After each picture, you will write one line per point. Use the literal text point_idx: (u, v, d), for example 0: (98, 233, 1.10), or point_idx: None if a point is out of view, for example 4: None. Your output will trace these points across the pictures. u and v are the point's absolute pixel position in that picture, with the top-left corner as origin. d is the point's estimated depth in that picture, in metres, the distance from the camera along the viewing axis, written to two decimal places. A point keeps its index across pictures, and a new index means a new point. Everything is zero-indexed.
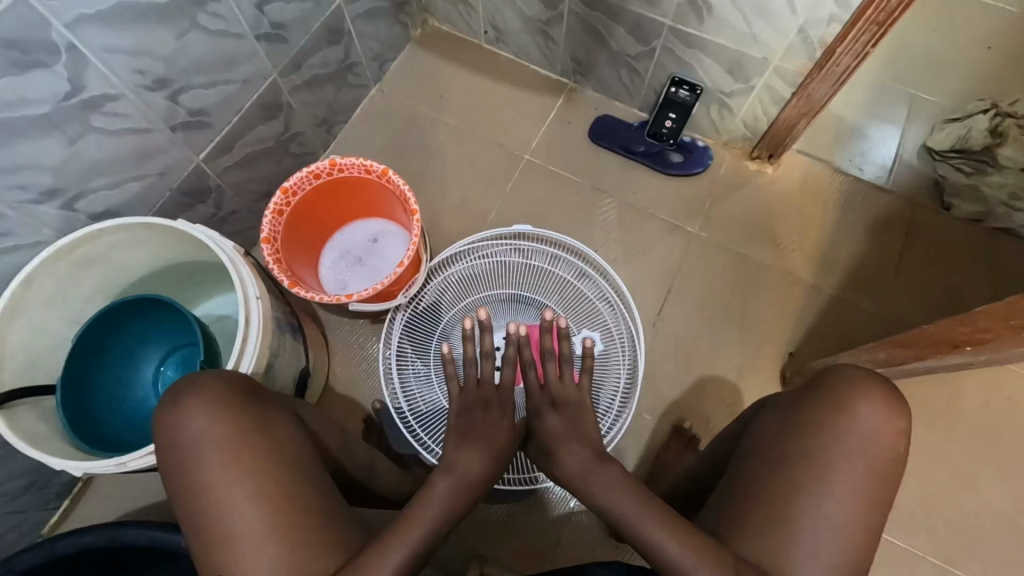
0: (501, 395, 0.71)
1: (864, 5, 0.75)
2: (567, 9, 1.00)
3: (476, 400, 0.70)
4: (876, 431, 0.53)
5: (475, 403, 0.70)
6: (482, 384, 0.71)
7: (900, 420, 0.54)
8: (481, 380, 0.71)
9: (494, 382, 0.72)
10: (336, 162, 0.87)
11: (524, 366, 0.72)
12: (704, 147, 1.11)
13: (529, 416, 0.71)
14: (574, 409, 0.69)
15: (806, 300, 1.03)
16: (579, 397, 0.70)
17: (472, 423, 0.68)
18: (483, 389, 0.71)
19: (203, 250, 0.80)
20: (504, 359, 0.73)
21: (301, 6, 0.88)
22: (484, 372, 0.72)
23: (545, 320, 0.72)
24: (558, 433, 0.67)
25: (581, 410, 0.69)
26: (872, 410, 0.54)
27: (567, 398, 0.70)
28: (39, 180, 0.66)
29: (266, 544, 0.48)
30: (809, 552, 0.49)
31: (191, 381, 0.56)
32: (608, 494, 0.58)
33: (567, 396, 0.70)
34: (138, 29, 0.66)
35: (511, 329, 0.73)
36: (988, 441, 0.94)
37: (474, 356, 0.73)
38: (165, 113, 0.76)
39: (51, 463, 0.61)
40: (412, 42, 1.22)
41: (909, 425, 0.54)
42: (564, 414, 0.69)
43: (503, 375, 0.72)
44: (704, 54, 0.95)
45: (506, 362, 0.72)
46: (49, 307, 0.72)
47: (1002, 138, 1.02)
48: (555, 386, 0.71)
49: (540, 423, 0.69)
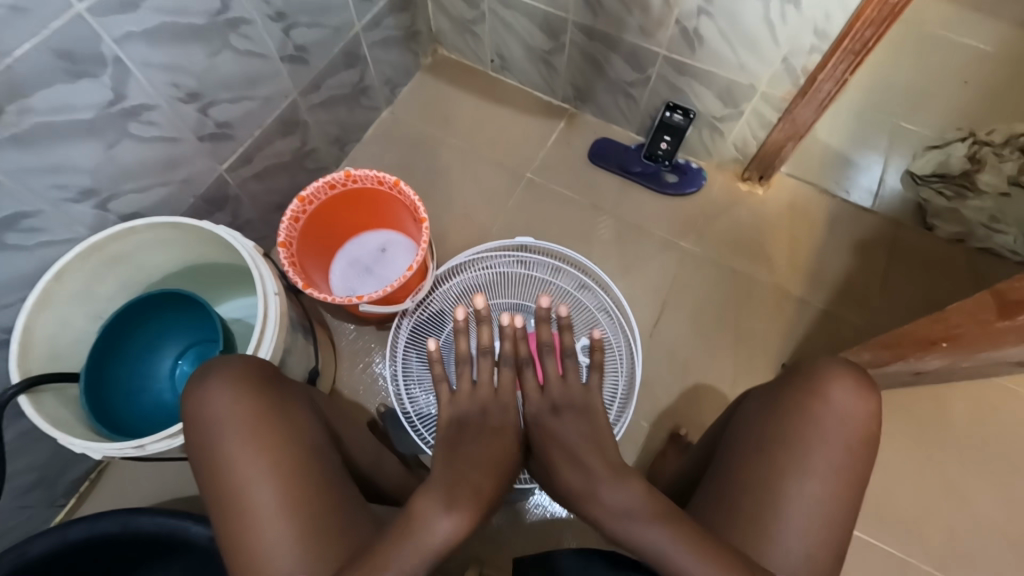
0: (500, 401, 0.70)
1: (841, 36, 0.82)
2: (568, 40, 1.07)
3: (471, 402, 0.69)
4: (849, 413, 0.57)
5: (472, 402, 0.69)
6: (478, 387, 0.71)
7: (871, 401, 0.57)
8: (479, 381, 0.71)
9: (491, 382, 0.72)
10: (351, 174, 0.92)
11: (521, 362, 0.74)
12: (697, 168, 1.18)
13: (527, 424, 0.69)
14: (580, 411, 0.69)
15: (797, 313, 1.07)
16: (585, 398, 0.70)
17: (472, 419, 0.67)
18: (480, 392, 0.70)
19: (224, 252, 0.84)
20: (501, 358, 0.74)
21: (322, 32, 0.95)
22: (482, 375, 0.72)
23: (539, 309, 0.77)
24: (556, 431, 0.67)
25: (588, 414, 0.68)
26: (844, 393, 0.57)
27: (568, 399, 0.70)
28: (77, 180, 0.71)
29: (278, 519, 0.51)
30: (792, 528, 0.52)
31: (216, 363, 0.59)
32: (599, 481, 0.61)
33: (571, 398, 0.70)
34: (176, 47, 0.73)
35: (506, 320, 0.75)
36: (977, 451, 0.96)
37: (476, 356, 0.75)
38: (194, 124, 0.81)
39: (73, 445, 0.65)
40: (422, 69, 1.30)
41: (880, 405, 0.58)
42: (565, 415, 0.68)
43: (501, 375, 0.73)
44: (697, 81, 1.02)
45: (503, 359, 0.74)
46: (75, 301, 0.76)
47: (980, 165, 1.09)
48: (555, 384, 0.72)
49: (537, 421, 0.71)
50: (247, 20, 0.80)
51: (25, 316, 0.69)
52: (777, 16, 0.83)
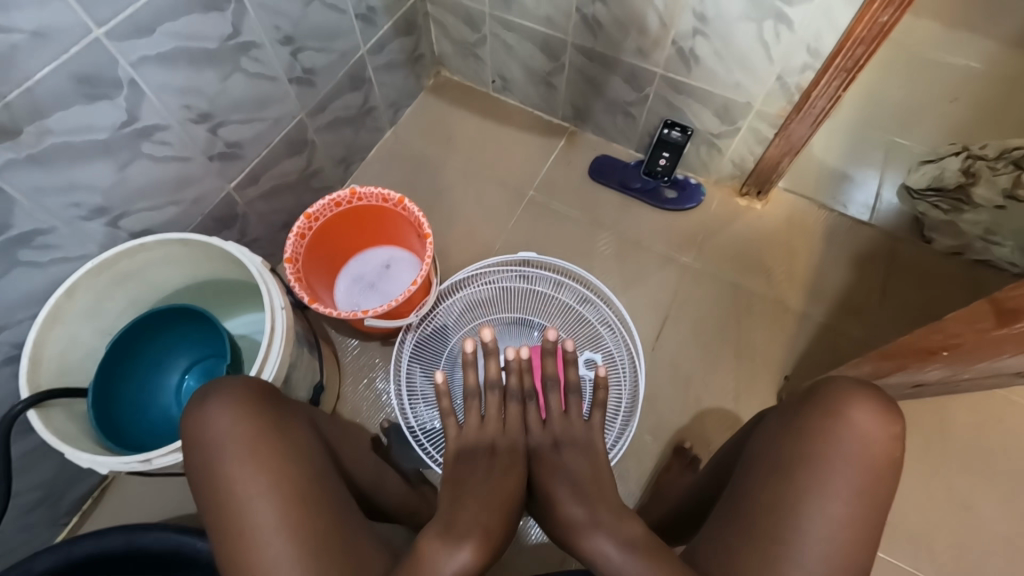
0: (507, 432, 0.71)
1: (833, 55, 0.84)
2: (568, 60, 1.10)
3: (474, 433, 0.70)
4: (872, 436, 0.56)
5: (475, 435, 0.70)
6: (487, 421, 0.71)
7: (894, 425, 0.57)
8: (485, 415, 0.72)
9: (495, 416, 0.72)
10: (356, 192, 0.95)
11: (526, 397, 0.74)
12: (696, 184, 1.20)
13: (528, 455, 0.70)
14: (581, 446, 0.69)
15: (798, 326, 1.08)
16: (586, 435, 0.71)
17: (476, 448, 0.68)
18: (487, 427, 0.71)
19: (230, 268, 0.86)
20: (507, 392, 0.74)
21: (329, 55, 0.98)
22: (489, 409, 0.72)
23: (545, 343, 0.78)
24: (557, 461, 0.67)
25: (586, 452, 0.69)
26: (867, 416, 0.57)
27: (568, 434, 0.71)
28: (91, 199, 0.72)
29: (277, 539, 0.51)
30: (814, 551, 0.52)
31: (220, 384, 0.60)
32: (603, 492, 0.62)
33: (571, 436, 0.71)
34: (189, 71, 0.75)
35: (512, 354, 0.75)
36: (983, 463, 0.96)
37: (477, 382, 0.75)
38: (204, 144, 0.83)
39: (81, 459, 0.65)
40: (425, 91, 1.33)
41: (903, 430, 0.57)
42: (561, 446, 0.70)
43: (509, 404, 0.73)
44: (694, 99, 1.04)
45: (509, 393, 0.74)
46: (86, 316, 0.77)
47: (975, 178, 1.09)
48: (556, 416, 0.73)
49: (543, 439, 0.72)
50: (257, 45, 0.83)
51: (37, 331, 0.70)
52: (770, 37, 0.86)
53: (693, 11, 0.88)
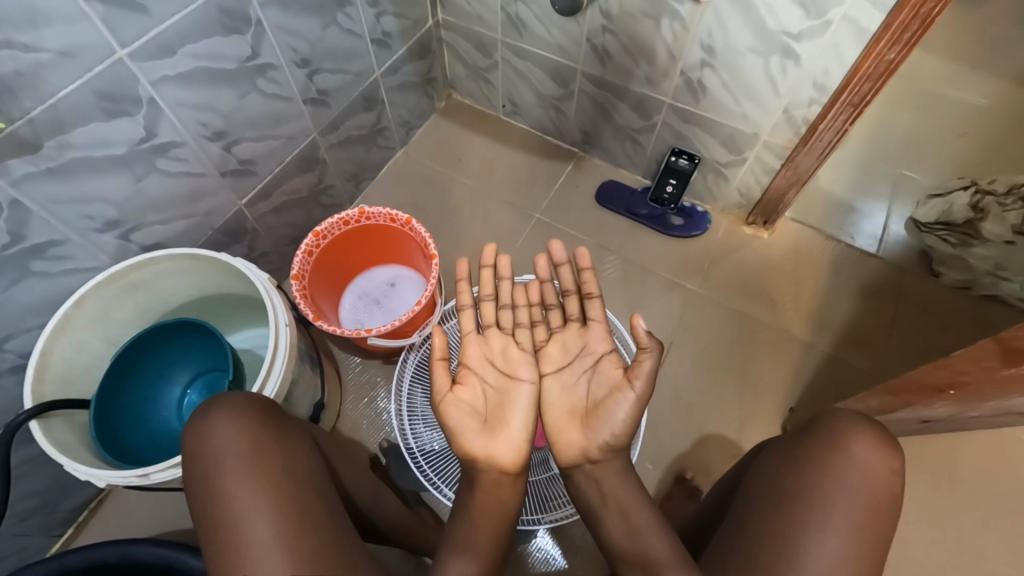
0: None
1: (840, 89, 0.85)
2: (577, 87, 1.13)
3: (495, 367, 0.70)
4: (872, 470, 0.55)
5: (492, 364, 0.71)
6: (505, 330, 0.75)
7: (893, 459, 0.56)
8: (516, 339, 0.74)
9: (529, 340, 0.75)
10: (364, 212, 0.96)
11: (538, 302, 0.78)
12: (703, 212, 1.20)
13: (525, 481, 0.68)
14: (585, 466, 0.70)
15: (803, 357, 1.07)
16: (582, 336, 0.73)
17: (509, 378, 0.70)
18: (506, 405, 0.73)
19: (237, 283, 0.87)
20: (507, 297, 0.77)
21: (344, 77, 1.00)
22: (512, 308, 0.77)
23: (579, 262, 0.76)
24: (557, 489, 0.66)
25: (594, 360, 0.71)
26: (867, 451, 0.56)
27: (578, 342, 0.73)
28: (105, 212, 0.74)
29: (272, 556, 0.50)
30: None
31: (223, 397, 0.60)
32: (619, 413, 0.64)
33: (568, 346, 0.73)
34: (207, 90, 0.77)
35: (565, 256, 0.79)
36: (993, 505, 0.93)
37: (508, 298, 0.77)
38: (218, 160, 0.85)
39: (79, 472, 0.65)
40: (436, 112, 1.35)
41: (903, 465, 0.57)
42: (554, 357, 0.73)
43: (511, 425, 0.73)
44: (702, 129, 1.05)
45: (512, 294, 0.77)
46: (92, 326, 0.78)
47: (984, 214, 1.07)
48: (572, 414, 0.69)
49: (540, 352, 0.74)
50: (274, 66, 0.85)
51: (44, 340, 0.71)
52: (777, 70, 0.87)
53: (702, 44, 0.89)
